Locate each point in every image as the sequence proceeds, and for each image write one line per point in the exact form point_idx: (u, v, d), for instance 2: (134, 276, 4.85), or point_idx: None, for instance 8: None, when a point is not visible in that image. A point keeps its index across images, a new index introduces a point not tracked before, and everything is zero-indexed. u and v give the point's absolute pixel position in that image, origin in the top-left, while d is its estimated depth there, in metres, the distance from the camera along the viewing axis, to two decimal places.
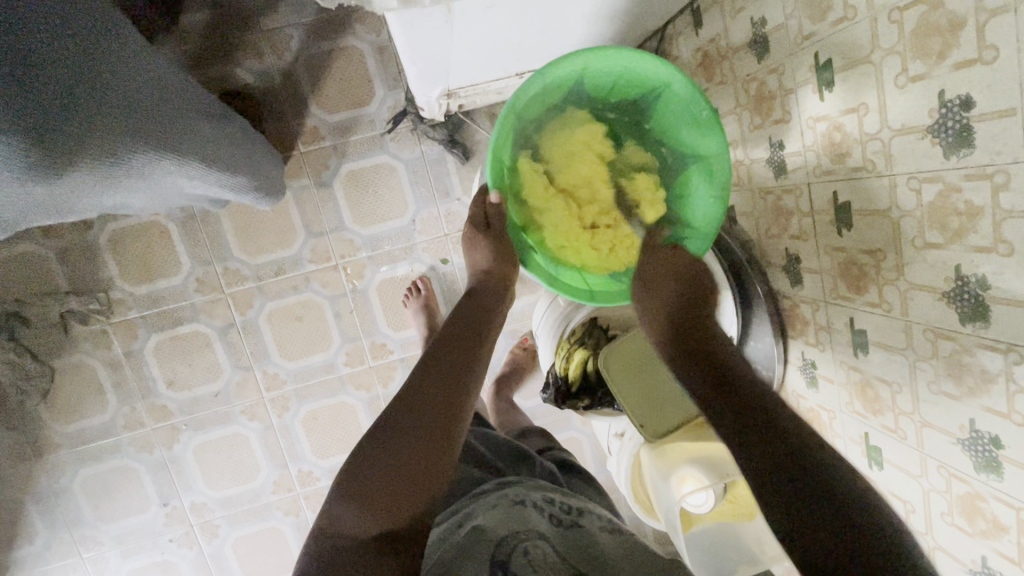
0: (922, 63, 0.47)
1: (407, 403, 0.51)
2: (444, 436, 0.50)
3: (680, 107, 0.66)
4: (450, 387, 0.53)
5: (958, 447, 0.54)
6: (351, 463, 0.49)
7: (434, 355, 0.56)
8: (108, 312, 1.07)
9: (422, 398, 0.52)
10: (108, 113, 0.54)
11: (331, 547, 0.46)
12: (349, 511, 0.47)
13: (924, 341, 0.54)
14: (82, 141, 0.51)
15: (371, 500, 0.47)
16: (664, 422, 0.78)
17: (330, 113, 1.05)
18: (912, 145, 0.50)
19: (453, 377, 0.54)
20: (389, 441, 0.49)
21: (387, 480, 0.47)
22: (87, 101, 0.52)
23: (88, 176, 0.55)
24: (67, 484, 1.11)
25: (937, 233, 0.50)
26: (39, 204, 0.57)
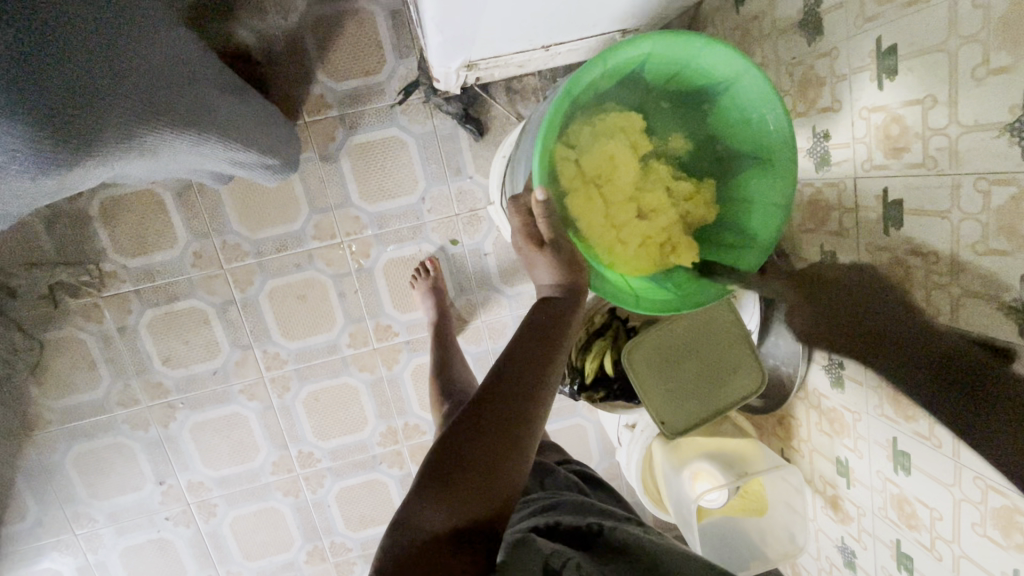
0: (1008, 54, 0.43)
1: (485, 396, 0.48)
2: (522, 434, 0.47)
3: (744, 104, 0.62)
4: (532, 379, 0.50)
5: (1000, 460, 0.52)
6: (432, 457, 0.47)
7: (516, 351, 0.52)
8: (100, 285, 1.01)
9: (502, 391, 0.49)
10: (125, 93, 0.49)
11: (410, 542, 0.44)
12: (431, 507, 0.44)
13: (972, 350, 0.52)
14: (98, 125, 0.47)
15: (454, 499, 0.45)
16: (684, 418, 0.75)
17: (339, 80, 0.98)
18: (985, 144, 0.46)
19: (536, 367, 0.51)
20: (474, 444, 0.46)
21: (471, 481, 0.45)
22: (104, 79, 0.47)
23: (98, 163, 0.50)
24: (59, 460, 1.08)
25: (1003, 239, 0.47)
26: (49, 194, 0.52)
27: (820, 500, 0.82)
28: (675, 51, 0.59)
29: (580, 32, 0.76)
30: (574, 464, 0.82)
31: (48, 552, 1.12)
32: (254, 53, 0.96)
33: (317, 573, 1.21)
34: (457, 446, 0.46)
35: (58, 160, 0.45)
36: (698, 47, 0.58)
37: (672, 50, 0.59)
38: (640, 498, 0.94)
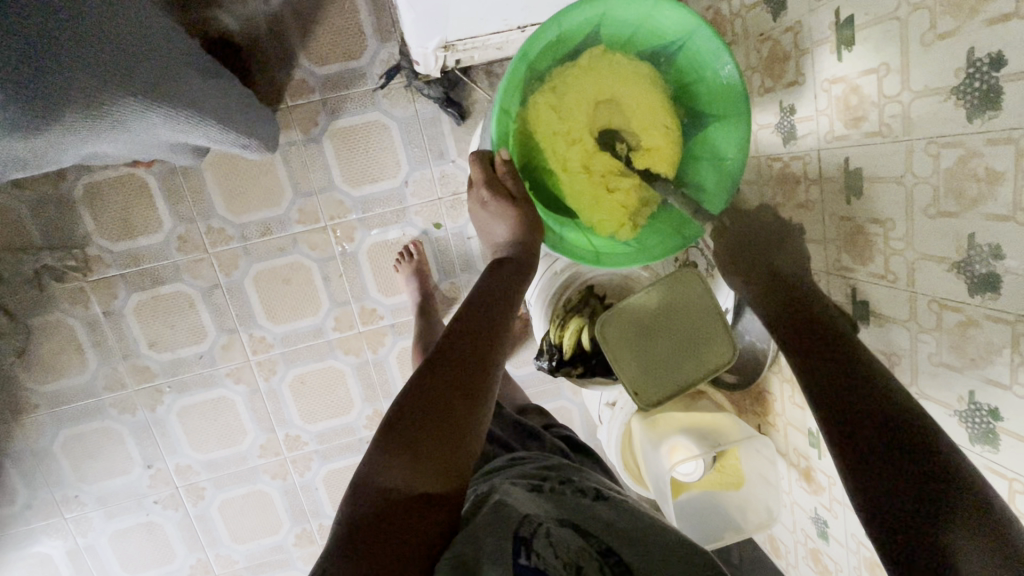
0: (953, 18, 0.45)
1: (446, 358, 0.50)
2: (482, 390, 0.50)
3: (701, 63, 0.64)
4: (487, 342, 0.53)
5: (954, 419, 0.54)
6: (392, 418, 0.47)
7: (469, 323, 0.54)
8: (85, 269, 1.02)
9: (461, 353, 0.51)
10: (87, 62, 0.51)
11: (369, 502, 0.43)
12: (392, 463, 0.45)
13: (927, 313, 0.54)
14: (58, 90, 0.49)
15: (415, 455, 0.45)
16: (657, 390, 0.77)
17: (320, 65, 0.99)
18: (934, 108, 0.48)
19: (491, 331, 0.54)
20: (431, 402, 0.47)
21: (431, 438, 0.46)
22: (65, 48, 0.49)
23: (68, 129, 0.52)
24: (47, 444, 1.09)
25: (952, 201, 0.48)
26: (16, 160, 0.54)
27: (795, 473, 0.83)
28: (628, 10, 0.61)
29: (554, 13, 0.77)
30: (560, 427, 0.84)
31: (38, 536, 1.13)
32: (235, 38, 0.96)
33: (306, 556, 1.23)
34: (414, 405, 0.47)
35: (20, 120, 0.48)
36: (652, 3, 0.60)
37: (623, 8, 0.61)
38: (620, 475, 0.94)
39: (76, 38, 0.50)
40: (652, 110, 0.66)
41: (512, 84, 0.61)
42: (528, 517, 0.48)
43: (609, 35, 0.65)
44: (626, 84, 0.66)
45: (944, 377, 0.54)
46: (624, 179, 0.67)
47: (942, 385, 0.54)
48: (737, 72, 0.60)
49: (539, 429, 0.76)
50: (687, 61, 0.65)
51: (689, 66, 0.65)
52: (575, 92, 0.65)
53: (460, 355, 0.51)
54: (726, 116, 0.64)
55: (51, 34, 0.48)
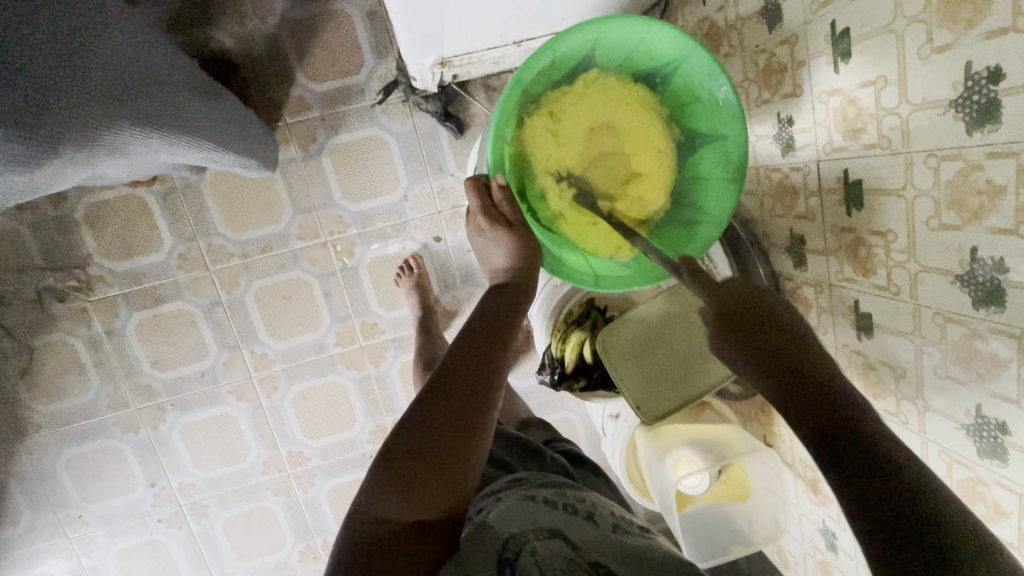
0: (949, 32, 0.44)
1: (441, 382, 0.50)
2: (476, 414, 0.49)
3: (696, 85, 0.64)
4: (484, 364, 0.52)
5: (962, 433, 0.53)
6: (386, 444, 0.47)
7: (467, 347, 0.54)
8: (87, 289, 1.03)
9: (457, 377, 0.50)
10: (89, 91, 0.51)
11: (364, 531, 0.44)
12: (386, 493, 0.45)
13: (932, 325, 0.53)
14: (60, 122, 0.49)
15: (408, 485, 0.45)
16: (660, 406, 0.77)
17: (318, 82, 1.00)
18: (932, 121, 0.48)
19: (488, 355, 0.53)
20: (425, 428, 0.47)
21: (424, 468, 0.46)
22: (64, 78, 0.49)
23: (70, 161, 0.52)
24: (50, 464, 1.09)
25: (953, 214, 0.48)
26: (20, 190, 0.54)
27: (801, 483, 0.82)
28: (622, 34, 0.61)
29: (549, 27, 0.78)
30: (562, 443, 0.84)
31: (42, 557, 1.13)
32: (233, 57, 0.97)
33: (310, 572, 1.22)
34: (408, 433, 0.47)
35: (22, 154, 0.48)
36: (648, 27, 0.60)
37: (619, 32, 0.61)
38: (625, 487, 0.93)
39: (75, 67, 0.50)
40: (646, 134, 0.67)
41: (508, 109, 0.61)
42: (515, 535, 0.46)
43: (604, 59, 0.65)
44: (621, 109, 0.66)
45: (951, 391, 0.53)
46: (618, 204, 0.68)
47: (949, 398, 0.53)
48: (733, 93, 0.60)
49: (541, 446, 0.75)
50: (683, 83, 0.65)
51: (687, 88, 0.65)
52: (570, 117, 0.66)
53: (456, 382, 0.50)
54: (722, 137, 0.64)
55: (50, 67, 0.48)
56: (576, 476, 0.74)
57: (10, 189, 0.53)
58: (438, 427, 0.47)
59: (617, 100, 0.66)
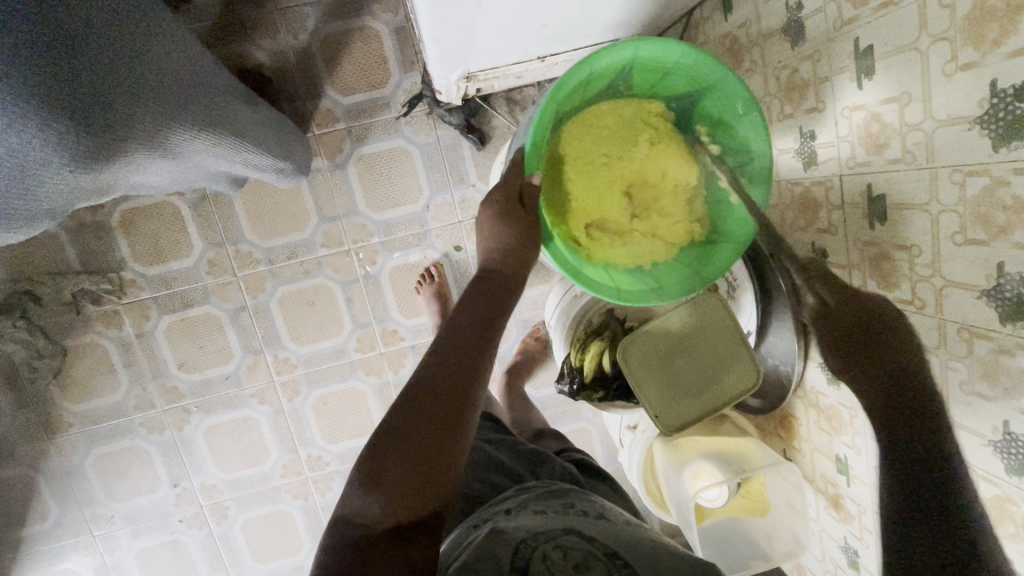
0: (975, 50, 0.45)
1: (419, 391, 0.49)
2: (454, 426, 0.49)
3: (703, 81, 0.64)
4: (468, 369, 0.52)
5: (988, 449, 0.52)
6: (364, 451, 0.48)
7: (445, 357, 0.52)
8: (120, 292, 1.06)
9: (436, 383, 0.50)
10: (148, 92, 0.53)
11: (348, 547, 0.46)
12: (361, 503, 0.46)
13: (957, 340, 0.53)
14: (124, 120, 0.51)
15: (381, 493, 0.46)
16: (679, 415, 0.77)
17: (347, 94, 1.03)
18: (958, 136, 0.48)
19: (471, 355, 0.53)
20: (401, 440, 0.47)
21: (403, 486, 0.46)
22: (130, 80, 0.51)
23: (127, 156, 0.54)
24: (79, 462, 1.12)
25: (979, 229, 0.48)
26: (77, 190, 0.56)
27: (822, 499, 0.80)
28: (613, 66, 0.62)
29: (572, 43, 0.79)
30: (573, 451, 0.86)
31: (67, 554, 1.15)
32: (266, 71, 1.01)
33: None
34: (388, 437, 0.47)
35: (92, 151, 0.49)
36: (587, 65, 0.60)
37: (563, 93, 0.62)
38: (643, 499, 0.93)
39: (136, 69, 0.52)
40: (635, 125, 0.68)
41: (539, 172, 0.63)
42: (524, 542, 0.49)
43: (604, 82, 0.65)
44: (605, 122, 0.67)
45: (977, 407, 0.53)
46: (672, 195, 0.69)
47: (975, 414, 0.53)
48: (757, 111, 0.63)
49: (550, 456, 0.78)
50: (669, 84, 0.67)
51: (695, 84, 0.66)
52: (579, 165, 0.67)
53: (433, 390, 0.50)
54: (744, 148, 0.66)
55: (119, 68, 0.50)
56: (583, 482, 0.75)
57: (67, 190, 0.54)
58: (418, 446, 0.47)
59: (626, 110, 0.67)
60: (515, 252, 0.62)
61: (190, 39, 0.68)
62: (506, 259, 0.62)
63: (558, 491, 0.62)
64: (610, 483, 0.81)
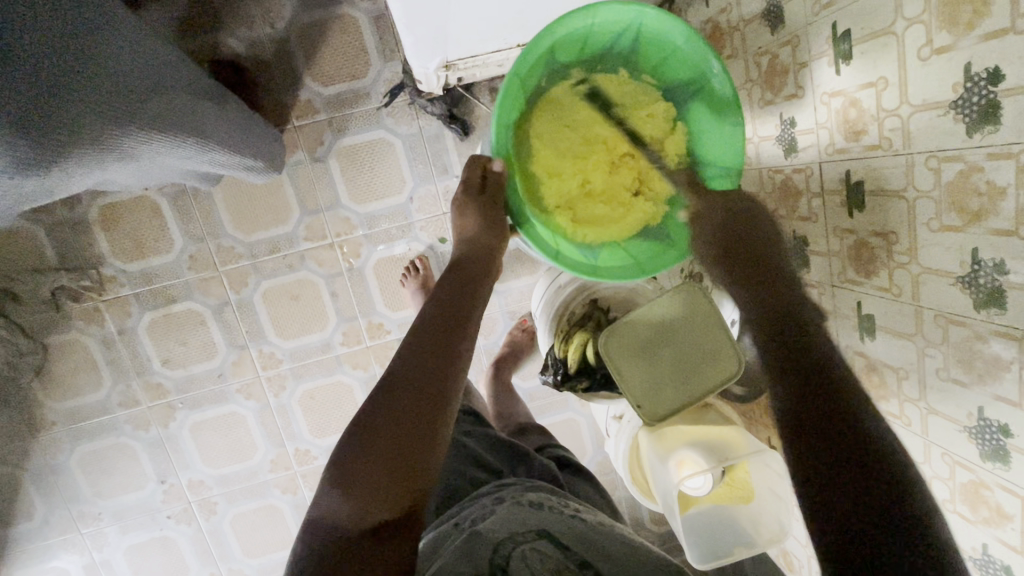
0: (949, 33, 0.44)
1: (390, 383, 0.51)
2: (427, 413, 0.50)
3: (589, 35, 0.62)
4: (438, 356, 0.54)
5: (964, 435, 0.53)
6: (338, 447, 0.49)
7: (412, 345, 0.55)
8: (100, 289, 1.05)
9: (408, 374, 0.52)
10: (95, 93, 0.52)
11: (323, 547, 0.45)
12: (341, 504, 0.46)
13: (934, 327, 0.53)
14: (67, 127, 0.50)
15: (353, 490, 0.47)
16: (662, 404, 0.77)
17: (326, 85, 1.01)
18: (933, 121, 0.48)
19: (444, 342, 0.55)
20: (376, 433, 0.48)
21: (378, 471, 0.47)
22: (77, 81, 0.51)
23: (75, 163, 0.53)
24: (64, 461, 1.11)
25: (954, 216, 0.48)
26: (26, 194, 0.55)
27: None
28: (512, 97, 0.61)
29: None
30: (553, 447, 0.86)
31: (56, 551, 1.15)
32: (243, 62, 0.99)
33: None
34: (366, 435, 0.48)
35: (25, 157, 0.48)
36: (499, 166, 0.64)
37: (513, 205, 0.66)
38: (629, 489, 0.92)
39: (84, 72, 0.52)
40: (563, 104, 0.67)
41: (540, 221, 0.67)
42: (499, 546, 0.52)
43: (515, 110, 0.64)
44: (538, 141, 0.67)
45: (953, 393, 0.53)
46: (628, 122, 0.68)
47: (950, 400, 0.53)
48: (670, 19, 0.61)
49: (531, 453, 0.78)
50: (568, 50, 0.64)
51: (585, 41, 0.63)
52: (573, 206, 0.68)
53: (403, 382, 0.51)
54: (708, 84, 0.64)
55: (57, 69, 0.50)
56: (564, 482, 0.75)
57: (13, 193, 0.53)
58: (386, 433, 0.48)
59: (543, 106, 0.66)
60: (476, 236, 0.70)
61: (155, 39, 0.67)
62: (473, 250, 0.69)
63: (535, 485, 0.63)
64: (592, 482, 0.81)
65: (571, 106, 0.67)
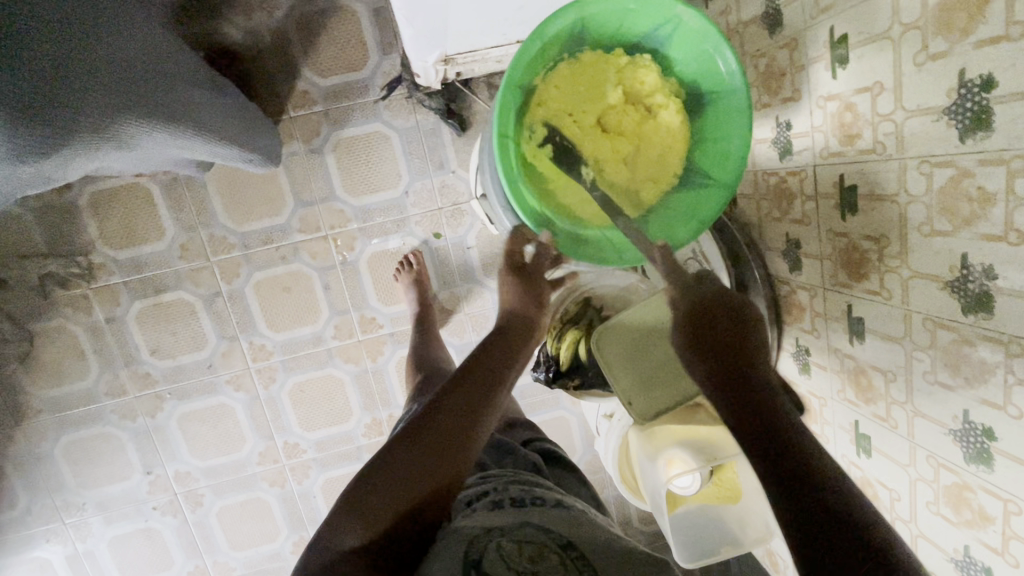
0: (945, 39, 0.45)
1: (421, 425, 0.56)
2: (450, 460, 0.55)
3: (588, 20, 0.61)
4: (469, 410, 0.58)
5: (949, 438, 0.53)
6: (364, 473, 0.54)
7: (448, 396, 0.59)
8: (89, 276, 1.04)
9: (440, 421, 0.56)
10: (102, 84, 0.52)
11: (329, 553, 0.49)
12: (351, 522, 0.51)
13: (922, 331, 0.54)
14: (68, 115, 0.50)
15: (368, 514, 0.51)
16: (651, 404, 0.78)
17: (324, 76, 1.00)
18: (927, 127, 0.48)
19: (475, 402, 0.59)
20: (400, 467, 0.53)
21: (392, 502, 0.52)
22: (81, 70, 0.51)
23: (74, 149, 0.53)
24: (48, 449, 1.10)
25: (945, 220, 0.48)
26: (23, 179, 0.55)
27: None
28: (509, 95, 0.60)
29: None
30: (541, 442, 0.86)
31: (38, 541, 1.13)
32: (239, 50, 0.98)
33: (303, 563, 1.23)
34: (395, 466, 0.53)
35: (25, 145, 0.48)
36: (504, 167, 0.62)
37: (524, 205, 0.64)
38: (617, 486, 0.93)
39: (88, 60, 0.52)
40: (565, 90, 0.64)
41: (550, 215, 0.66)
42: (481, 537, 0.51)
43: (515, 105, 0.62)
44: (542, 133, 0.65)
45: (939, 396, 0.53)
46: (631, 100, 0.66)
47: (936, 403, 0.54)
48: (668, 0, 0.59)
49: (518, 445, 0.78)
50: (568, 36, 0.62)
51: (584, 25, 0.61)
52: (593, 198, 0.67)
53: (437, 424, 0.56)
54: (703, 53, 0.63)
55: (68, 60, 0.50)
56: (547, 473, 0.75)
57: (12, 178, 0.53)
58: (411, 467, 0.53)
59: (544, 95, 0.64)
60: (521, 310, 0.75)
61: (155, 25, 0.67)
62: (514, 315, 0.74)
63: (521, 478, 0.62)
64: (578, 474, 0.82)
65: (574, 92, 0.64)
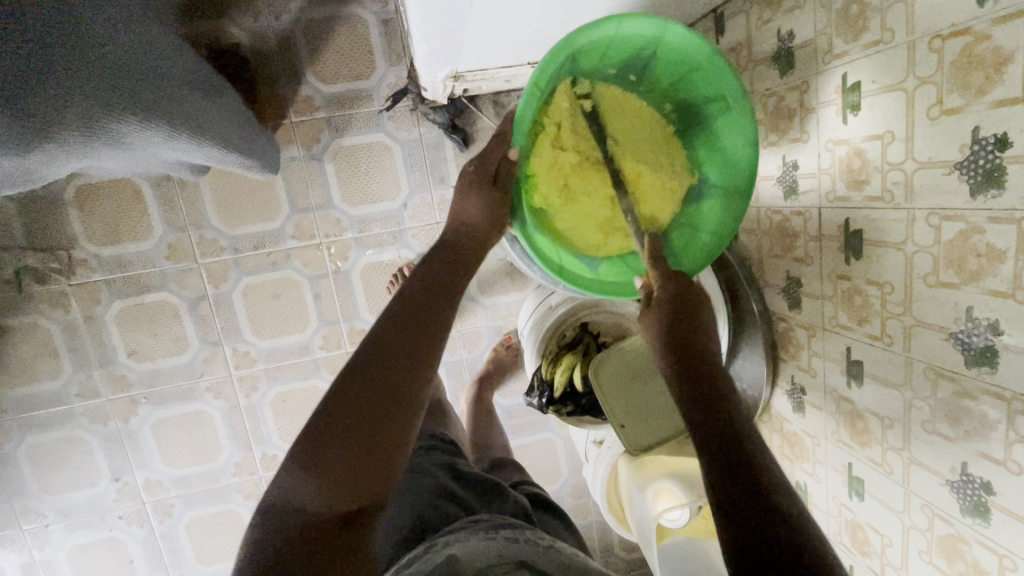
0: (960, 96, 0.46)
1: (368, 360, 0.48)
2: (398, 398, 0.47)
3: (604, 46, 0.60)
4: (416, 337, 0.51)
5: (946, 488, 0.53)
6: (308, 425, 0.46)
7: (393, 322, 0.52)
8: (69, 272, 1.00)
9: (386, 351, 0.49)
10: (90, 77, 0.49)
11: (283, 523, 0.43)
12: (304, 482, 0.44)
13: (923, 380, 0.54)
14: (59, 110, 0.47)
15: (321, 474, 0.44)
16: (646, 436, 0.78)
17: (328, 83, 0.99)
18: (937, 180, 0.49)
19: (422, 329, 0.52)
20: (348, 415, 0.45)
21: (344, 450, 0.44)
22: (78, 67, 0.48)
23: (63, 146, 0.50)
24: (11, 451, 1.04)
25: (952, 273, 0.49)
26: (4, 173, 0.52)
27: None
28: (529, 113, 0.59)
29: None
30: (529, 485, 0.84)
31: None
32: (243, 52, 0.96)
33: None
34: (342, 412, 0.45)
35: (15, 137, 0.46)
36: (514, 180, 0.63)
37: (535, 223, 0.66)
38: (605, 516, 0.91)
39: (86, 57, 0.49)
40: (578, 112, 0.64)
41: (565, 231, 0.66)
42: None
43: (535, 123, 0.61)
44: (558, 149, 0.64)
45: (938, 446, 0.53)
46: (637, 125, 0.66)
47: (935, 453, 0.54)
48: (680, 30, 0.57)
49: (505, 487, 0.76)
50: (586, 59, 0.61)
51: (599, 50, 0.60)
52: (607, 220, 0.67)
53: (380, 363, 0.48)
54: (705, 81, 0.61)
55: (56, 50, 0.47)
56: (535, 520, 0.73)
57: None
58: (360, 410, 0.46)
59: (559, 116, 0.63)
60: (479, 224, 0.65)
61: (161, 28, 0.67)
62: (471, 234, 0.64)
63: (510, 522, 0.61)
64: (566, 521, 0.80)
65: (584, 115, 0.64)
